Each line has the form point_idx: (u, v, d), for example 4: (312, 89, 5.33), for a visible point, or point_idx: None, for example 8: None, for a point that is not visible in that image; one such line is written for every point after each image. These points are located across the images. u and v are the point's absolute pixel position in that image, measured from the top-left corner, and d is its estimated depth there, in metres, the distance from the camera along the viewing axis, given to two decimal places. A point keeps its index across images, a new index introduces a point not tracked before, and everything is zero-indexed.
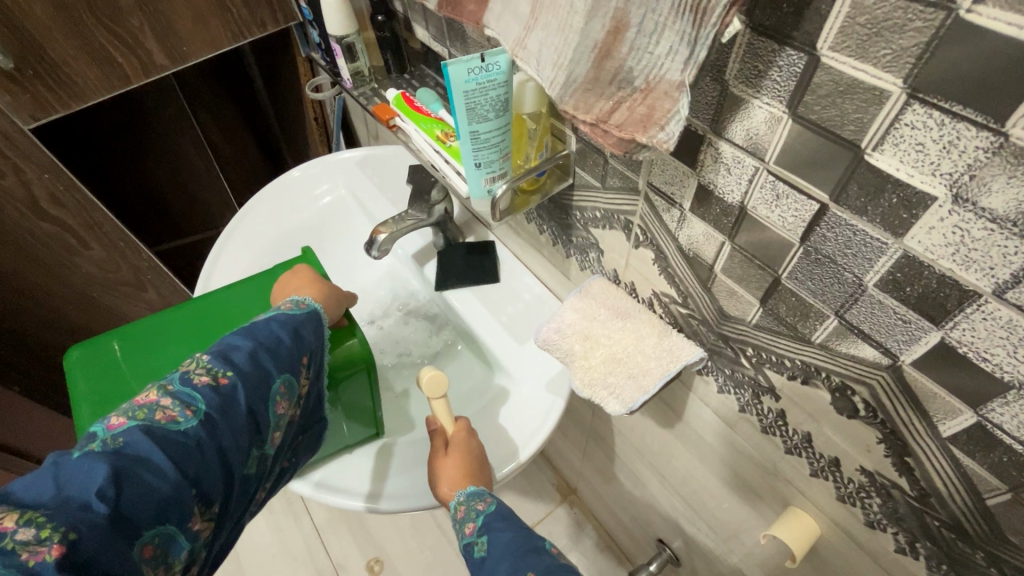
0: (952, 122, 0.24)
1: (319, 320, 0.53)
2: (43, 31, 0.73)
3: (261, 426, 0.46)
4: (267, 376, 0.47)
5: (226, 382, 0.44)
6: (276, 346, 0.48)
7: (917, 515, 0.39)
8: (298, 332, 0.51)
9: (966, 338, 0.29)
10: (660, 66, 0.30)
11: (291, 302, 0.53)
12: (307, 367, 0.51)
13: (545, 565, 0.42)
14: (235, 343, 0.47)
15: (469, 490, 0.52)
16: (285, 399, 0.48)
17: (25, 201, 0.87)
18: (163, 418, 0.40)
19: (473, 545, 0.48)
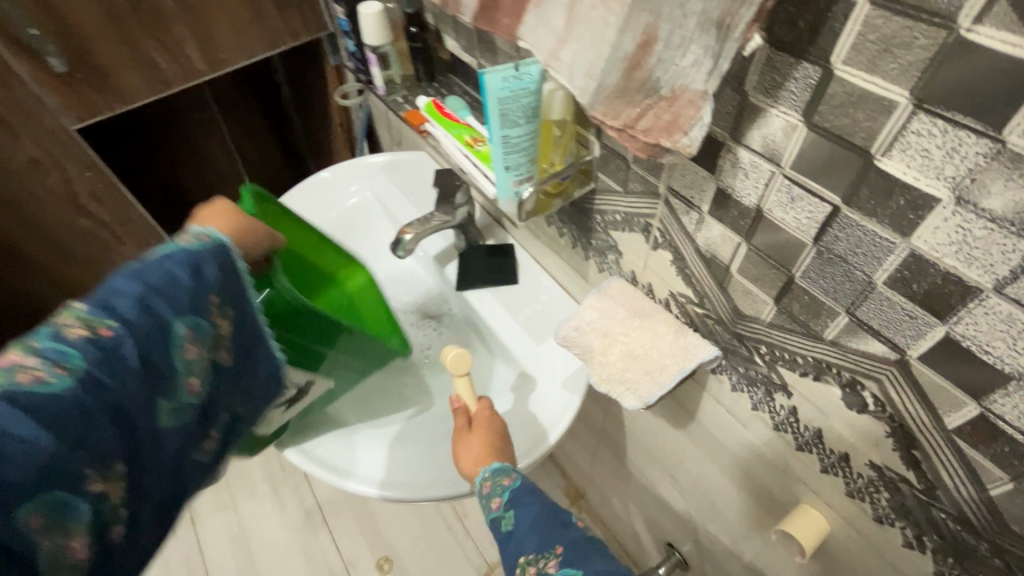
0: (955, 130, 0.26)
1: (226, 252, 0.45)
2: (94, 36, 0.77)
3: (165, 375, 0.40)
4: (164, 324, 0.39)
5: (109, 333, 0.37)
6: (173, 289, 0.40)
7: (924, 508, 0.41)
8: (199, 272, 0.42)
9: (969, 332, 0.31)
10: (686, 76, 0.33)
11: (191, 234, 0.44)
12: (219, 306, 0.44)
13: (572, 538, 0.46)
14: (118, 287, 0.38)
15: (494, 466, 0.52)
16: (194, 343, 0.42)
17: (65, 197, 0.92)
18: (28, 380, 0.33)
19: (500, 519, 0.49)
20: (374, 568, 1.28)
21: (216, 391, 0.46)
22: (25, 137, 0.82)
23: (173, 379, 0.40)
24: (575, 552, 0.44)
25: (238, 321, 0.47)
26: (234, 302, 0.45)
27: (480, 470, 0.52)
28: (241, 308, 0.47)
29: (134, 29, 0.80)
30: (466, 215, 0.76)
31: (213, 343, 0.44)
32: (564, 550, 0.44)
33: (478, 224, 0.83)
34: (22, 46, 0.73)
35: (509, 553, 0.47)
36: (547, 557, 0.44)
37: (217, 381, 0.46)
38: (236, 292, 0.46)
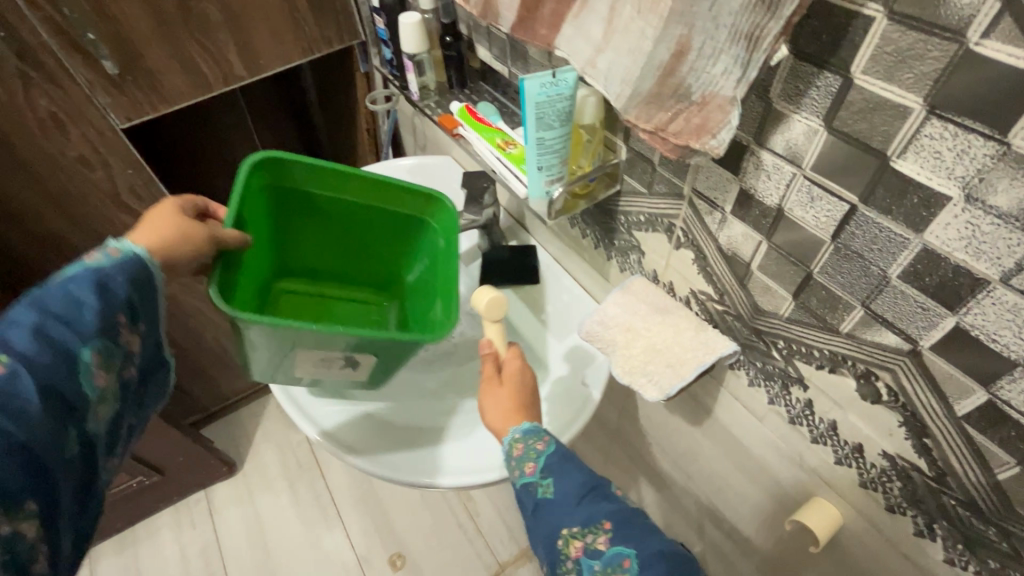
0: (964, 134, 0.29)
1: (132, 265, 0.42)
2: (144, 41, 0.82)
3: (72, 403, 0.37)
4: (67, 351, 0.37)
5: (2, 368, 0.34)
6: (76, 313, 0.38)
7: (935, 496, 0.43)
8: (106, 288, 0.40)
9: (978, 321, 0.33)
10: (716, 84, 0.36)
11: (96, 249, 0.41)
12: (128, 324, 0.41)
13: (617, 512, 0.48)
14: (13, 318, 0.36)
15: (524, 428, 0.53)
16: (101, 367, 0.39)
17: (109, 193, 0.94)
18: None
19: (535, 486, 0.51)
20: (386, 564, 1.29)
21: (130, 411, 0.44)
22: (76, 135, 0.85)
23: (83, 409, 0.38)
24: (625, 529, 0.46)
25: (149, 336, 0.44)
26: (145, 318, 0.43)
27: (510, 432, 0.53)
28: (155, 323, 0.45)
29: (181, 35, 0.85)
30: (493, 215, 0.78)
31: (122, 365, 0.41)
32: (613, 526, 0.47)
33: (502, 225, 0.86)
34: (79, 49, 0.78)
35: (547, 521, 0.49)
36: (596, 532, 0.47)
37: (127, 406, 0.43)
38: (150, 307, 0.43)
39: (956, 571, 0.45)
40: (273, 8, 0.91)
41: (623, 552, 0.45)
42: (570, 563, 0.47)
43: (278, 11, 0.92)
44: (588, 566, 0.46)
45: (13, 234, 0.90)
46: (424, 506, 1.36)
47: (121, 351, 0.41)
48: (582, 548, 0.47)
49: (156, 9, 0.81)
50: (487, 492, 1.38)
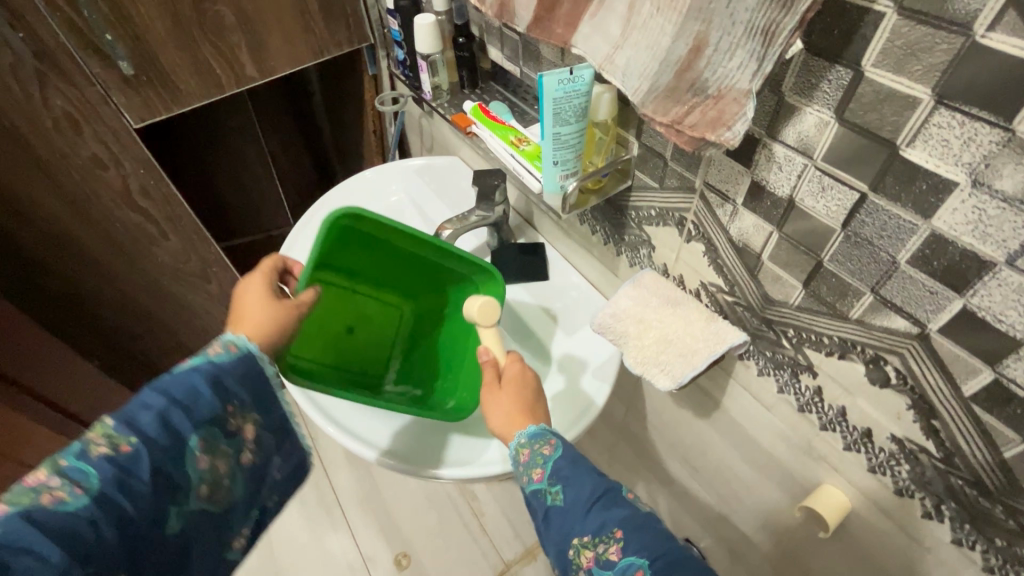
0: (971, 122, 0.31)
1: (246, 361, 0.51)
2: (159, 42, 0.83)
3: (178, 485, 0.45)
4: (181, 436, 0.45)
5: (127, 450, 0.43)
6: (194, 402, 0.46)
7: (943, 477, 0.44)
8: (219, 382, 0.48)
9: (984, 303, 0.35)
10: (731, 77, 0.37)
11: (221, 344, 0.50)
12: (235, 411, 0.49)
13: (628, 518, 0.45)
14: (145, 401, 0.45)
15: (529, 431, 0.55)
16: (207, 452, 0.47)
17: (120, 192, 0.94)
18: (50, 500, 0.40)
19: (546, 493, 0.51)
20: (392, 564, 1.28)
21: (240, 493, 0.52)
22: (89, 134, 0.86)
23: (185, 488, 0.46)
24: (636, 538, 0.44)
25: (260, 422, 0.52)
26: (252, 407, 0.51)
27: (516, 437, 0.55)
28: (263, 409, 0.52)
29: (197, 37, 0.86)
30: (503, 214, 0.80)
31: (231, 449, 0.50)
32: (625, 534, 0.44)
33: (510, 224, 0.88)
34: (97, 49, 0.78)
35: (558, 528, 0.48)
36: (606, 541, 0.45)
37: (239, 484, 0.51)
38: (257, 396, 0.52)
39: (963, 551, 0.46)
40: (286, 10, 0.92)
41: (634, 562, 0.42)
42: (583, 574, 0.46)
43: (290, 15, 0.93)
44: None
45: (25, 231, 0.90)
46: (428, 505, 1.36)
47: (231, 436, 0.50)
48: (593, 558, 0.45)
49: (173, 10, 0.81)
50: (491, 491, 1.38)
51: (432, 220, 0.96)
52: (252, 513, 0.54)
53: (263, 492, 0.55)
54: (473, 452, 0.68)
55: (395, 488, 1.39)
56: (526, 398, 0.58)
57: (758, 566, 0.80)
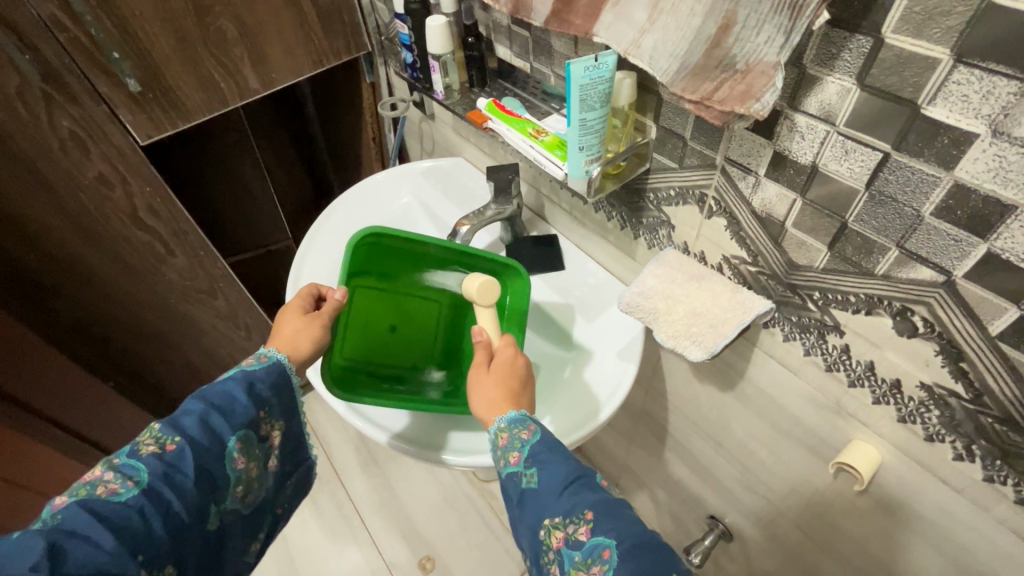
0: (989, 76, 0.34)
1: (277, 370, 0.57)
2: (164, 60, 0.81)
3: (219, 484, 0.50)
4: (220, 437, 0.51)
5: (172, 447, 0.48)
6: (231, 406, 0.52)
7: (972, 417, 0.47)
8: (253, 388, 0.55)
9: (1008, 245, 0.38)
10: (760, 51, 0.40)
11: (254, 357, 0.58)
12: (266, 417, 0.55)
13: (600, 502, 0.47)
14: (188, 408, 0.51)
15: (510, 416, 0.55)
16: (243, 454, 0.52)
17: (127, 211, 0.92)
18: (105, 491, 0.45)
19: (520, 475, 0.51)
20: (417, 568, 1.24)
21: (266, 496, 0.56)
22: (96, 155, 0.84)
23: (224, 487, 0.51)
24: (606, 519, 0.45)
25: (284, 431, 0.58)
26: (280, 414, 0.57)
27: (497, 421, 0.55)
28: (288, 417, 0.58)
29: (200, 52, 0.84)
30: (517, 208, 0.81)
31: (262, 453, 0.55)
32: (595, 516, 0.46)
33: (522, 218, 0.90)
34: (103, 68, 0.77)
35: (530, 510, 0.49)
36: (577, 522, 0.46)
37: (268, 484, 0.57)
38: (284, 404, 0.58)
39: (995, 487, 0.49)
40: (285, 20, 0.90)
41: (603, 543, 0.44)
42: (552, 554, 0.47)
43: (289, 24, 0.91)
44: (570, 558, 0.46)
45: (33, 254, 0.88)
46: (447, 508, 1.33)
47: (261, 440, 0.55)
48: (563, 539, 0.46)
49: (176, 27, 0.80)
50: None
51: (442, 220, 0.97)
52: (272, 517, 0.58)
53: (281, 494, 0.59)
54: (481, 443, 0.68)
55: (414, 493, 1.35)
56: (513, 386, 0.58)
57: (784, 536, 0.81)
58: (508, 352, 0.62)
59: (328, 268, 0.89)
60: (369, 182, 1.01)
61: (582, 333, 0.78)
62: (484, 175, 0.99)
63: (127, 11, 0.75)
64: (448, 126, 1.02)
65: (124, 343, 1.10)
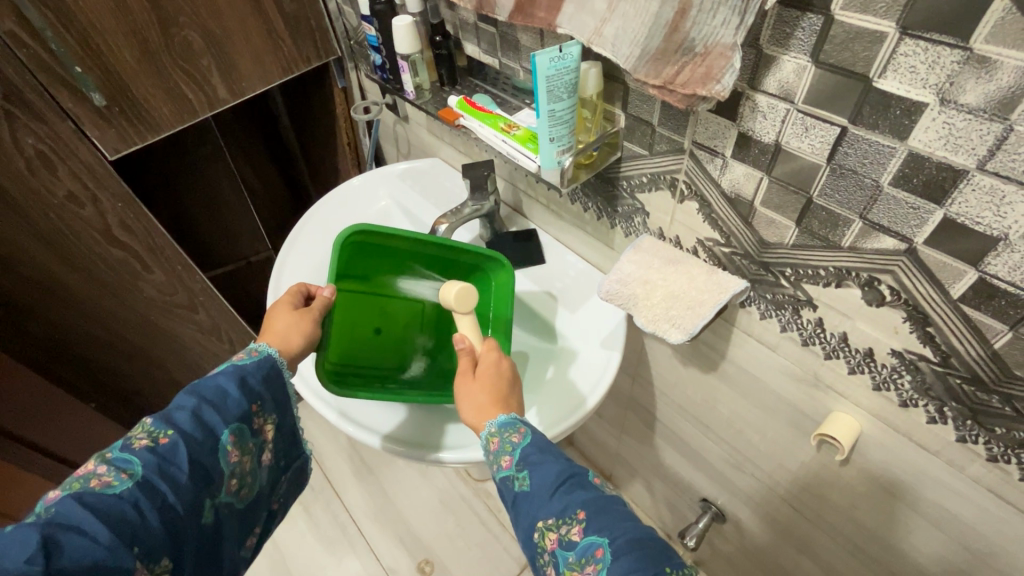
0: (934, 47, 0.35)
1: (268, 364, 0.57)
2: (130, 73, 0.79)
3: (213, 477, 0.50)
4: (213, 430, 0.51)
5: (165, 441, 0.48)
6: (223, 400, 0.52)
7: (942, 379, 0.48)
8: (244, 381, 0.54)
9: (961, 209, 0.40)
10: (717, 34, 0.41)
11: (244, 351, 0.57)
12: (258, 411, 0.55)
13: (592, 501, 0.47)
14: (179, 402, 0.51)
15: (499, 421, 0.55)
16: (237, 447, 0.52)
17: (100, 229, 0.90)
18: (98, 484, 0.45)
19: (513, 479, 0.51)
20: (415, 572, 1.23)
21: (260, 491, 0.56)
22: (64, 172, 0.82)
23: (218, 481, 0.50)
24: (598, 518, 0.45)
25: (277, 425, 0.58)
26: (274, 408, 0.57)
27: (487, 426, 0.55)
28: (280, 411, 0.58)
29: (165, 63, 0.82)
30: (495, 204, 0.82)
31: (256, 446, 0.55)
32: (586, 515, 0.46)
33: (501, 214, 0.90)
34: (67, 83, 0.75)
35: (524, 513, 0.49)
36: (569, 523, 0.46)
37: (261, 479, 0.56)
38: (277, 398, 0.57)
39: (968, 447, 0.50)
40: (253, 28, 0.89)
41: (596, 542, 0.44)
42: (547, 556, 0.47)
43: (256, 31, 0.89)
44: (563, 558, 0.45)
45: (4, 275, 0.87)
46: (443, 509, 1.32)
47: (255, 434, 0.55)
48: (557, 540, 0.46)
49: (140, 39, 0.78)
50: None
51: (421, 220, 0.97)
52: (266, 511, 0.58)
53: (276, 489, 0.59)
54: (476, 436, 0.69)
55: (409, 497, 1.35)
56: (501, 391, 0.58)
57: (774, 513, 0.82)
58: (492, 358, 0.61)
59: (308, 274, 0.89)
60: (346, 187, 1.01)
61: (565, 324, 0.79)
62: (460, 174, 0.99)
63: (88, 24, 0.72)
64: (422, 127, 1.01)
65: (105, 362, 1.09)
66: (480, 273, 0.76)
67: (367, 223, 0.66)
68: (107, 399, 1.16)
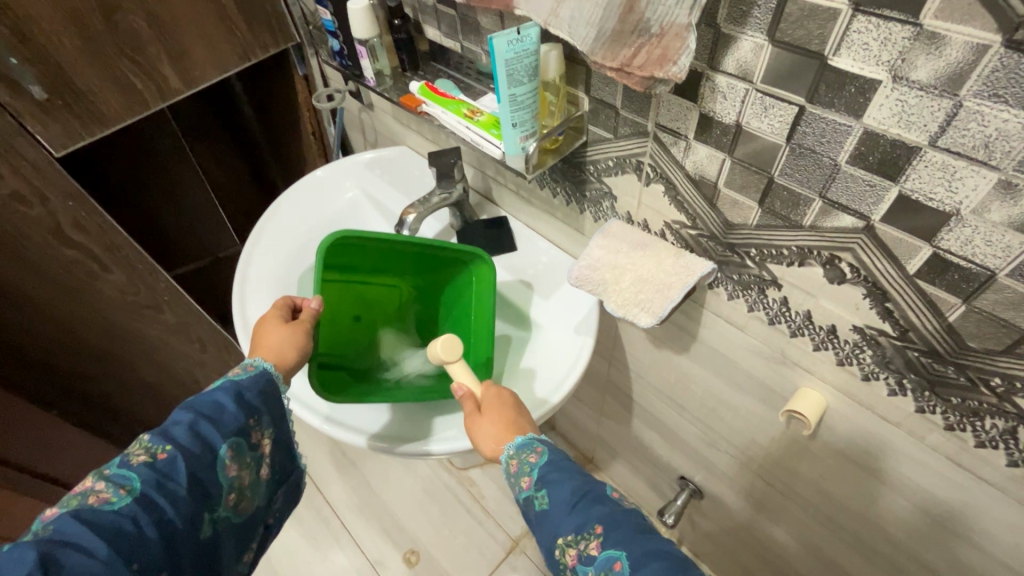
0: (885, 23, 0.35)
1: (267, 376, 0.56)
2: (73, 63, 0.75)
3: (211, 491, 0.49)
4: (210, 445, 0.50)
5: (163, 456, 0.47)
6: (219, 414, 0.51)
7: (901, 352, 0.49)
8: (241, 397, 0.53)
9: (916, 185, 0.40)
10: (672, 14, 0.41)
11: (240, 366, 0.56)
12: (256, 425, 0.54)
13: (609, 515, 0.46)
14: (175, 418, 0.50)
15: (517, 442, 0.54)
16: (235, 461, 0.51)
17: (50, 229, 0.85)
18: (97, 501, 0.44)
19: (533, 498, 0.51)
20: (400, 563, 1.23)
21: (259, 509, 0.55)
22: (7, 170, 0.77)
23: (216, 495, 0.49)
24: (615, 531, 0.45)
25: (275, 439, 0.56)
26: (272, 421, 0.56)
27: (505, 448, 0.54)
28: (278, 427, 0.57)
29: (110, 52, 0.78)
30: (463, 191, 0.80)
31: (254, 461, 0.54)
32: (604, 529, 0.45)
33: (470, 202, 0.89)
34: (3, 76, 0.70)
35: (546, 532, 0.49)
36: (587, 538, 0.45)
37: (261, 494, 0.55)
38: (274, 413, 0.56)
39: (927, 417, 0.51)
40: (204, 14, 0.84)
41: (613, 555, 0.43)
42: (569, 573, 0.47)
43: (208, 17, 0.85)
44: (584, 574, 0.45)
45: None
46: (427, 499, 1.32)
47: (253, 448, 0.54)
48: (577, 556, 0.46)
49: (81, 26, 0.73)
50: (487, 473, 1.36)
51: (389, 210, 0.94)
52: (263, 528, 0.57)
53: (274, 503, 0.57)
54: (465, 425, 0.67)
55: (392, 488, 1.34)
56: (511, 417, 0.57)
57: (748, 487, 0.84)
58: (494, 392, 0.59)
59: (273, 270, 0.86)
60: (311, 179, 0.97)
61: (538, 311, 0.78)
62: (428, 163, 0.97)
63: (21, 12, 0.68)
64: (387, 113, 0.99)
65: (69, 368, 1.05)
66: (463, 270, 0.75)
67: (351, 229, 0.65)
68: (72, 405, 1.12)
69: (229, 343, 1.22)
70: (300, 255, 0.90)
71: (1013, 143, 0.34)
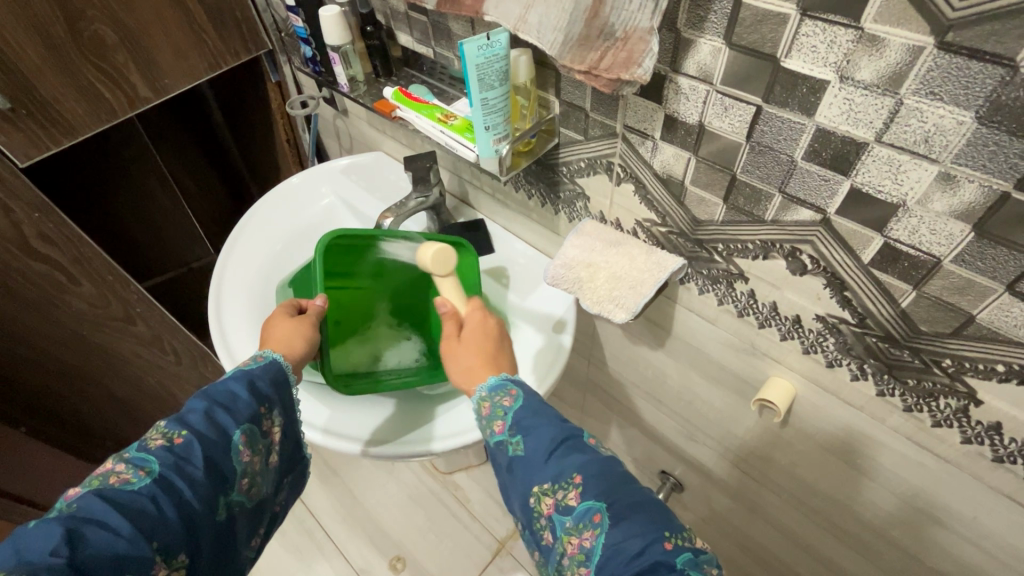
0: (830, 28, 0.38)
1: (280, 365, 0.57)
2: (35, 70, 0.73)
3: (227, 476, 0.49)
4: (226, 431, 0.50)
5: (180, 440, 0.48)
6: (233, 402, 0.52)
7: (860, 338, 0.52)
8: (253, 385, 0.54)
9: (866, 180, 0.42)
10: (635, 18, 0.43)
11: (250, 357, 0.57)
12: (267, 414, 0.54)
13: (588, 464, 0.47)
14: (190, 407, 0.50)
15: (489, 384, 0.54)
16: (248, 447, 0.51)
17: (14, 241, 0.82)
18: (117, 481, 0.44)
19: (507, 444, 0.51)
20: (387, 570, 1.22)
21: (268, 494, 0.54)
22: None
23: (231, 479, 0.49)
24: (592, 480, 0.46)
25: (284, 431, 0.56)
26: (282, 411, 0.56)
27: (477, 390, 0.55)
28: (288, 417, 0.57)
29: (75, 60, 0.76)
30: (440, 195, 0.80)
31: (265, 448, 0.53)
32: (583, 479, 0.46)
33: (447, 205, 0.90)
34: None
35: (520, 480, 0.49)
36: (565, 487, 0.46)
37: (270, 485, 0.55)
38: (285, 401, 0.56)
39: (887, 400, 0.54)
40: (172, 19, 0.84)
41: (594, 507, 0.44)
42: (543, 520, 0.47)
43: (176, 24, 0.85)
44: (560, 522, 0.46)
45: None
46: (412, 505, 1.31)
47: (265, 435, 0.54)
48: (553, 504, 0.47)
49: (43, 33, 0.72)
50: (471, 477, 1.36)
51: (365, 215, 0.94)
52: (271, 514, 0.56)
53: (279, 492, 0.57)
54: (462, 420, 0.68)
55: (376, 496, 1.33)
56: (488, 348, 0.59)
57: (726, 477, 0.86)
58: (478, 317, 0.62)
59: (249, 277, 0.86)
60: (286, 186, 0.97)
61: (515, 312, 0.79)
62: (403, 168, 0.98)
63: None
64: (362, 120, 0.99)
65: (37, 383, 1.02)
66: None
67: (344, 230, 0.64)
68: (40, 421, 1.09)
69: (205, 354, 1.20)
70: (275, 261, 0.89)
71: (949, 138, 0.37)
